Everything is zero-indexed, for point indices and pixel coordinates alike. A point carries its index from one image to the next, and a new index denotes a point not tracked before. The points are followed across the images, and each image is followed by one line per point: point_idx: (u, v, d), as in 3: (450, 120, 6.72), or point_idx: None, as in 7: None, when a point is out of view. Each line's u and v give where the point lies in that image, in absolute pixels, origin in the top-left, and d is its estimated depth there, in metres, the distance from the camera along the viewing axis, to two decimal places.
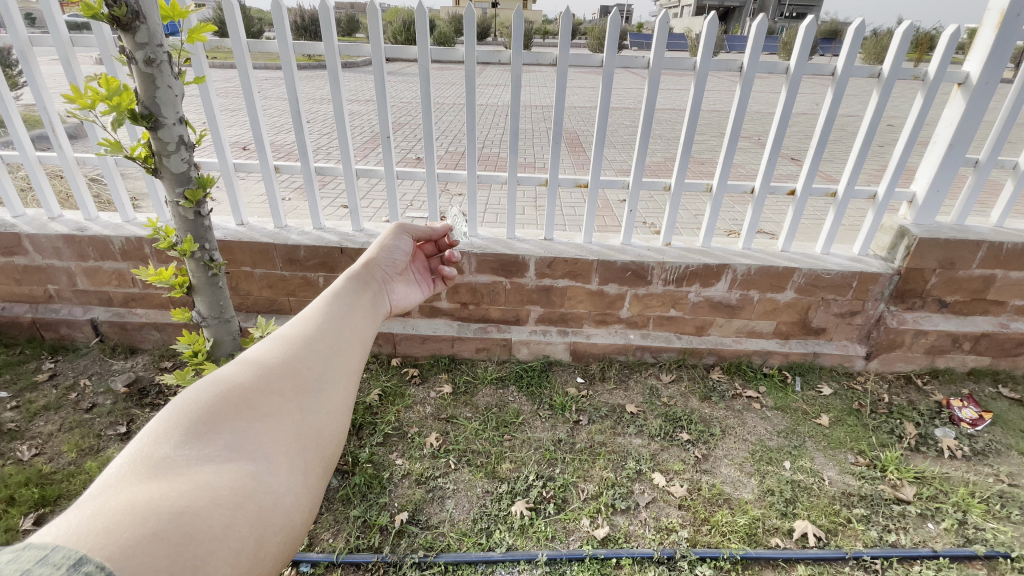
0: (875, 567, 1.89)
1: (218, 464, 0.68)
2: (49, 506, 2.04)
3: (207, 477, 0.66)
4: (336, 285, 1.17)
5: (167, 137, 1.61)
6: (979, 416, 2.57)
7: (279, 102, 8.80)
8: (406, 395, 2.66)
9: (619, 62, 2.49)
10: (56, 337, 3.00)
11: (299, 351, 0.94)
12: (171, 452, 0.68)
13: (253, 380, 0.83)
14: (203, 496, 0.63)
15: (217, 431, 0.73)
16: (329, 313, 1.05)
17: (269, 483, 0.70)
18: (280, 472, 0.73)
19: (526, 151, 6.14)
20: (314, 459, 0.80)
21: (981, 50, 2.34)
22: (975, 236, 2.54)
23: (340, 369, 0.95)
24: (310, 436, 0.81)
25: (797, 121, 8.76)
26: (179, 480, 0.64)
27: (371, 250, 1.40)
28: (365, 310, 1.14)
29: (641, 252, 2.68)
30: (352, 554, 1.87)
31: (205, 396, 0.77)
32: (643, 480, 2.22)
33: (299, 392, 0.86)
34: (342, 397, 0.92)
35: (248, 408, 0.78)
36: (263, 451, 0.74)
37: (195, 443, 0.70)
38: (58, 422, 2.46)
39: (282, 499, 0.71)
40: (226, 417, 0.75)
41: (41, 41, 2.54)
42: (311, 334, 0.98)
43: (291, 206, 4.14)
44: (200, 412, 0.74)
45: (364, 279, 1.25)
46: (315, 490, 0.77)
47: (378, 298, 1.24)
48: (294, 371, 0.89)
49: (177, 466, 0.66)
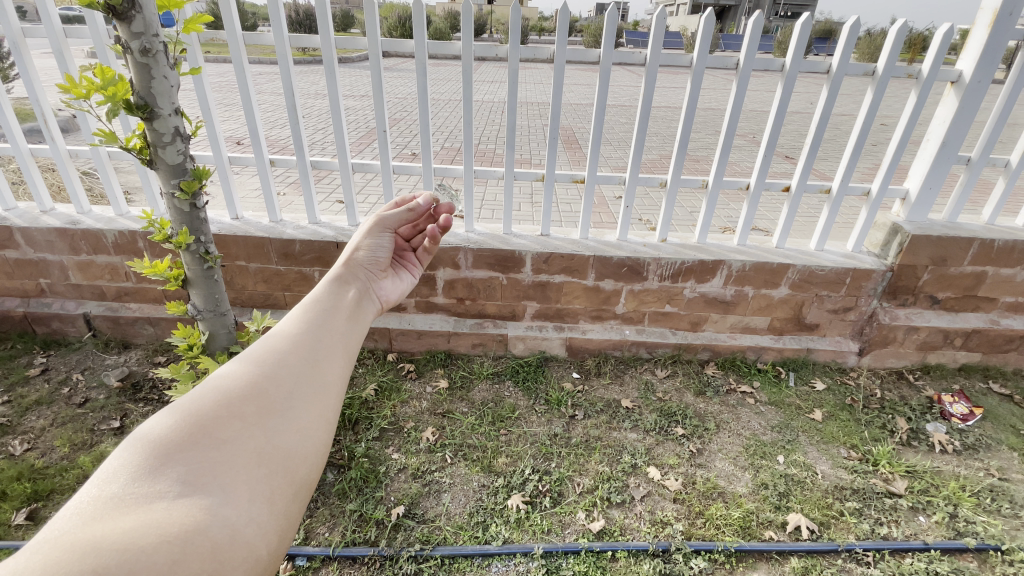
0: (867, 559, 1.92)
1: (170, 499, 0.66)
2: (42, 500, 2.06)
3: (156, 514, 0.64)
4: (314, 292, 1.15)
5: (163, 128, 1.60)
6: (970, 411, 2.60)
7: (273, 96, 8.76)
8: (402, 390, 2.68)
9: (616, 58, 2.49)
10: (47, 332, 3.00)
11: (268, 368, 0.91)
12: (121, 487, 0.66)
13: (216, 402, 0.81)
14: (149, 535, 0.61)
15: (172, 461, 0.70)
16: (304, 326, 1.03)
17: (226, 515, 0.68)
18: (239, 502, 0.71)
19: (523, 147, 6.15)
20: (281, 484, 0.78)
21: (974, 50, 2.35)
22: (967, 233, 2.57)
23: (313, 387, 0.93)
24: (277, 459, 0.79)
25: (794, 119, 8.80)
26: (127, 518, 0.63)
27: (353, 251, 1.40)
28: (345, 319, 1.11)
29: (637, 248, 2.69)
30: (348, 548, 1.89)
31: (164, 423, 0.74)
32: (638, 474, 2.25)
33: (266, 412, 0.83)
34: (314, 415, 0.89)
35: (206, 433, 0.75)
36: (221, 481, 0.71)
37: (148, 476, 0.68)
38: (50, 416, 2.47)
39: (242, 531, 0.69)
40: (182, 445, 0.72)
41: (33, 33, 2.52)
42: (283, 350, 0.96)
43: (287, 200, 4.14)
44: (156, 440, 0.72)
45: (344, 283, 1.24)
46: (281, 516, 0.75)
47: (360, 303, 1.22)
48: (262, 391, 0.86)
49: (127, 502, 0.65)
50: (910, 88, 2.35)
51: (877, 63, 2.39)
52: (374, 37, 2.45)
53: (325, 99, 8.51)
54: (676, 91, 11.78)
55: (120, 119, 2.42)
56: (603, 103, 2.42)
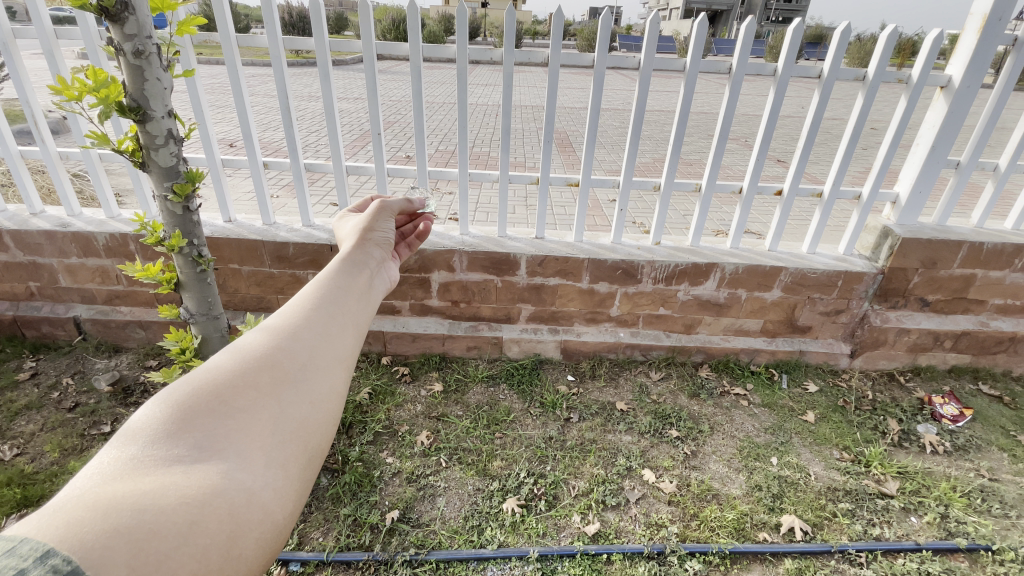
0: (860, 560, 1.93)
1: (187, 465, 0.65)
2: (31, 505, 2.03)
3: (175, 478, 0.63)
4: (327, 269, 1.13)
5: (155, 130, 1.59)
6: (961, 413, 2.62)
7: (266, 98, 8.71)
8: (397, 393, 2.67)
9: (610, 62, 2.50)
10: (36, 335, 2.97)
11: (284, 339, 0.89)
12: (140, 452, 0.65)
13: (232, 373, 0.79)
14: (168, 496, 0.61)
15: (189, 427, 0.69)
16: (318, 300, 1.01)
17: (242, 480, 0.68)
18: (255, 467, 0.70)
19: (517, 150, 6.16)
20: (295, 452, 0.77)
21: (963, 55, 2.38)
22: (957, 237, 2.60)
23: (327, 358, 0.91)
24: (291, 428, 0.78)
25: (786, 123, 8.86)
26: (146, 480, 0.62)
27: (361, 230, 1.38)
28: (358, 294, 1.10)
29: (631, 251, 2.70)
30: (342, 553, 1.88)
31: (181, 391, 0.73)
32: (633, 476, 2.26)
33: (280, 382, 0.82)
34: (328, 386, 0.88)
35: (221, 402, 0.74)
36: (237, 447, 0.70)
37: (166, 441, 0.67)
38: (40, 421, 2.44)
39: (258, 495, 0.69)
40: (199, 412, 0.71)
41: (24, 34, 2.49)
42: (298, 323, 0.94)
43: (280, 203, 4.12)
44: (173, 408, 0.71)
45: (357, 259, 1.22)
46: (296, 482, 0.75)
47: (372, 280, 1.20)
48: (276, 361, 0.85)
49: (145, 466, 0.64)
50: (901, 93, 2.38)
51: (868, 68, 2.42)
52: (368, 40, 2.44)
53: (319, 102, 8.48)
54: (669, 95, 11.86)
55: (112, 121, 2.40)
56: (598, 107, 2.42)
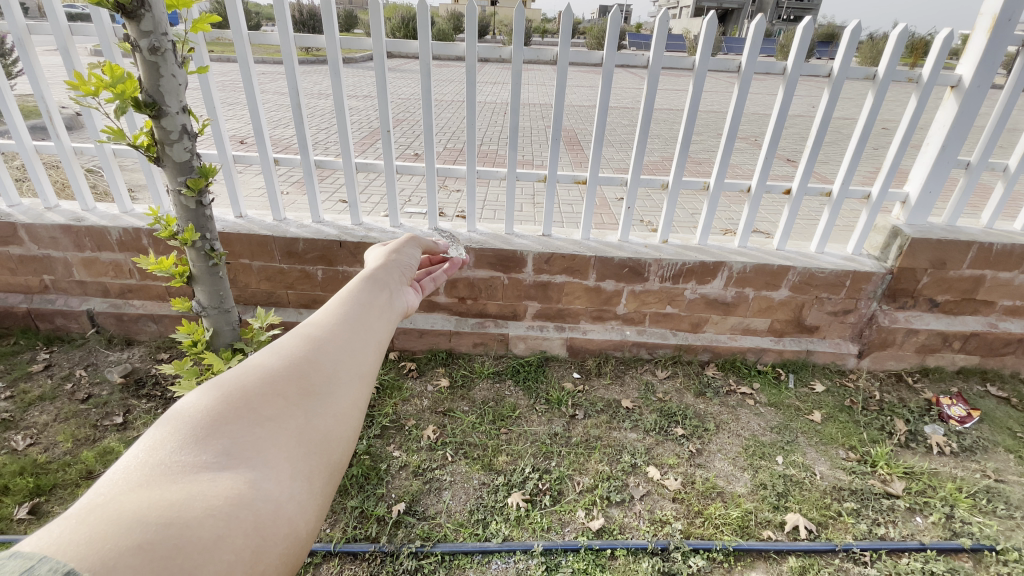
0: (864, 559, 1.93)
1: (214, 472, 0.64)
2: (45, 494, 2.07)
3: (202, 486, 0.62)
4: (350, 287, 1.16)
5: (170, 125, 1.62)
6: (968, 414, 2.61)
7: (276, 96, 8.80)
8: (404, 388, 2.69)
9: (619, 60, 2.49)
10: (51, 328, 3.02)
11: (309, 351, 0.90)
12: (168, 458, 0.65)
13: (258, 382, 0.79)
14: (195, 507, 0.59)
15: (216, 435, 0.69)
16: (343, 316, 1.03)
17: (269, 491, 0.66)
18: (281, 478, 0.69)
19: (525, 148, 6.17)
20: (319, 463, 0.76)
21: (974, 54, 2.36)
22: (966, 237, 2.58)
23: (351, 371, 0.91)
24: (315, 439, 0.77)
25: (794, 122, 8.82)
26: (173, 488, 0.61)
27: (386, 256, 1.42)
28: (380, 310, 1.11)
29: (638, 249, 2.71)
30: (349, 544, 1.91)
31: (208, 397, 0.73)
32: (637, 473, 2.27)
33: (305, 393, 0.82)
34: (352, 398, 0.88)
35: (249, 410, 0.74)
36: (263, 457, 0.69)
37: (193, 449, 0.66)
38: (53, 411, 2.49)
39: (285, 507, 0.67)
40: (226, 420, 0.71)
41: (40, 31, 2.53)
42: (322, 336, 0.95)
43: (290, 200, 4.16)
44: (201, 415, 0.71)
45: (379, 278, 1.25)
46: (321, 496, 0.73)
47: (394, 298, 1.22)
48: (302, 373, 0.85)
49: (173, 473, 0.63)
50: (911, 92, 2.36)
51: (878, 67, 2.40)
52: (379, 38, 2.45)
53: (328, 99, 8.55)
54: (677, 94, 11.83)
55: (126, 116, 2.44)
56: (606, 105, 2.42)
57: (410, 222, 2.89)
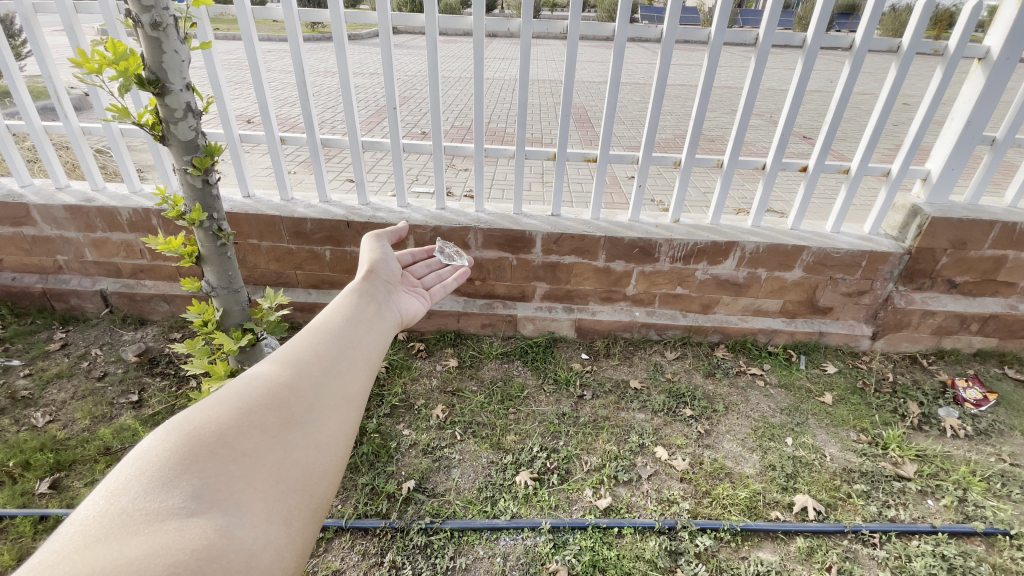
0: (874, 540, 1.93)
1: (183, 518, 0.65)
2: (63, 470, 2.13)
3: (168, 536, 0.63)
4: (335, 303, 1.20)
5: (174, 103, 1.60)
6: (984, 397, 2.57)
7: (281, 74, 8.70)
8: (413, 368, 2.70)
9: (631, 33, 2.38)
10: (66, 307, 3.06)
11: (290, 379, 0.93)
12: (131, 505, 0.65)
13: (234, 417, 0.81)
14: (159, 562, 0.60)
15: (186, 477, 0.70)
16: (327, 340, 1.07)
17: (242, 538, 0.67)
18: (256, 522, 0.70)
19: (534, 126, 6.06)
20: (297, 504, 0.77)
21: (1004, 24, 2.24)
22: (989, 216, 2.50)
23: (337, 397, 0.95)
24: (295, 475, 0.79)
25: (813, 98, 8.56)
26: (135, 542, 0.61)
27: (372, 267, 1.47)
28: (366, 330, 1.16)
29: (649, 229, 2.66)
30: (360, 520, 1.93)
31: (178, 435, 0.74)
32: (644, 453, 2.27)
33: (285, 425, 0.84)
34: (334, 427, 0.90)
35: (224, 447, 0.75)
36: (237, 500, 0.70)
37: (161, 493, 0.67)
38: (70, 390, 2.54)
39: (258, 556, 0.68)
40: (198, 460, 0.72)
41: (44, 8, 2.49)
42: (304, 361, 0.98)
43: (297, 180, 4.15)
44: (170, 454, 0.72)
45: (365, 295, 1.30)
46: (298, 539, 0.74)
47: (380, 313, 1.27)
48: (282, 402, 0.88)
49: (138, 522, 0.63)
50: (936, 64, 2.26)
51: (903, 38, 2.29)
52: (383, 12, 2.38)
53: (334, 77, 8.44)
54: (691, 68, 11.51)
55: (132, 94, 2.42)
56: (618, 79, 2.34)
57: (418, 202, 2.86)
